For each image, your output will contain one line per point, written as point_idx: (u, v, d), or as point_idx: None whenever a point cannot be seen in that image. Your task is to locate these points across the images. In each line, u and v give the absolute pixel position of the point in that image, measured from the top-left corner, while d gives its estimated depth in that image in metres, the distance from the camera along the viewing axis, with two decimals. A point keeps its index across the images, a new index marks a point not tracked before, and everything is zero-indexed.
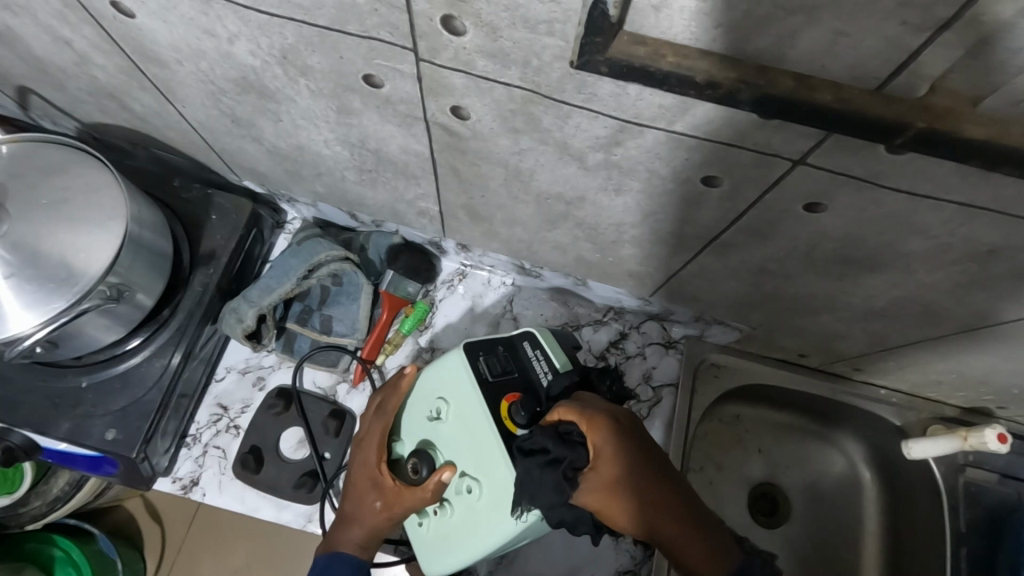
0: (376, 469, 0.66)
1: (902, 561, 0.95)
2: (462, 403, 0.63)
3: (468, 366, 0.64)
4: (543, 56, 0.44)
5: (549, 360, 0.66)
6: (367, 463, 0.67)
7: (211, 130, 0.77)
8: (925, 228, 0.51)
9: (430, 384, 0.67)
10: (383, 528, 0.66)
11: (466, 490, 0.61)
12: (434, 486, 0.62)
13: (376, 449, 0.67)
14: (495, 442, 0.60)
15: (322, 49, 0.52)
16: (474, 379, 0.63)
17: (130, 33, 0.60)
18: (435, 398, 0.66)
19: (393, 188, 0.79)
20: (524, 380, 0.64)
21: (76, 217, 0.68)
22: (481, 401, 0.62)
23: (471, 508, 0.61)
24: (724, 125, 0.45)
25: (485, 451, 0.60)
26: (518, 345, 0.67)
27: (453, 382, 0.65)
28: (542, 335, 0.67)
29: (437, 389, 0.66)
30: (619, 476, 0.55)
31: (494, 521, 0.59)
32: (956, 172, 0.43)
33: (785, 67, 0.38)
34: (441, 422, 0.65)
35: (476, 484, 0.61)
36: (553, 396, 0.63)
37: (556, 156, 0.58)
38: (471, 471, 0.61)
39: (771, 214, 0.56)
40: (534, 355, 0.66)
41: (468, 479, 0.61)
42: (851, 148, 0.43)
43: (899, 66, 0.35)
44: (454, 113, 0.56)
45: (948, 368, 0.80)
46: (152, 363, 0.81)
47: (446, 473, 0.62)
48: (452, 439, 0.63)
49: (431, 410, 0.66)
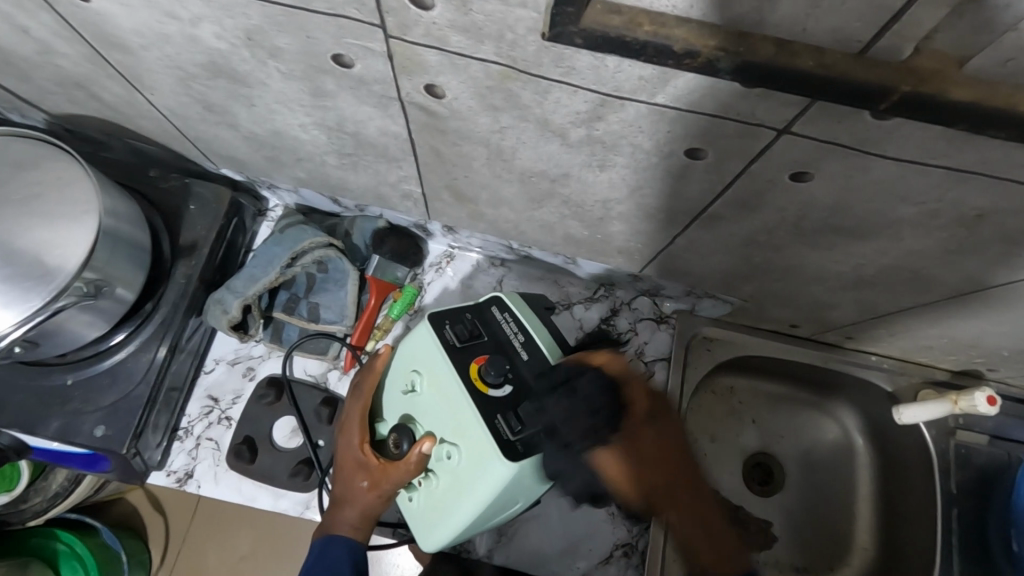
0: (360, 449, 0.66)
1: (893, 522, 0.96)
2: (435, 372, 0.63)
3: (435, 336, 0.63)
4: (517, 29, 0.42)
5: (520, 323, 0.65)
6: (351, 443, 0.67)
7: (183, 117, 0.74)
8: (913, 195, 0.50)
9: (401, 358, 0.67)
10: (375, 506, 0.66)
11: (446, 456, 0.61)
12: (417, 458, 0.62)
13: (358, 429, 0.67)
14: (468, 405, 0.60)
15: (289, 29, 0.50)
16: (442, 346, 0.63)
17: (88, 19, 0.57)
18: (408, 370, 0.66)
19: (374, 171, 0.77)
20: (495, 344, 0.64)
21: (47, 214, 0.67)
22: (451, 367, 0.62)
23: (454, 473, 0.61)
24: (706, 95, 0.44)
25: (460, 417, 0.60)
26: (487, 310, 0.66)
27: (423, 353, 0.64)
28: (511, 299, 0.67)
29: (409, 362, 0.66)
30: (645, 442, 0.60)
31: (476, 483, 0.59)
32: (943, 137, 0.42)
33: (765, 33, 0.36)
34: (417, 394, 0.65)
35: (455, 450, 0.61)
36: (524, 356, 0.63)
37: (539, 133, 0.56)
38: (448, 437, 0.61)
39: (758, 185, 0.55)
40: (503, 319, 0.65)
41: (448, 446, 0.61)
42: (838, 114, 0.42)
43: (883, 27, 0.34)
44: (431, 91, 0.54)
45: (938, 333, 0.81)
46: (138, 358, 0.80)
47: (427, 445, 0.61)
48: (430, 409, 0.63)
49: (406, 384, 0.66)
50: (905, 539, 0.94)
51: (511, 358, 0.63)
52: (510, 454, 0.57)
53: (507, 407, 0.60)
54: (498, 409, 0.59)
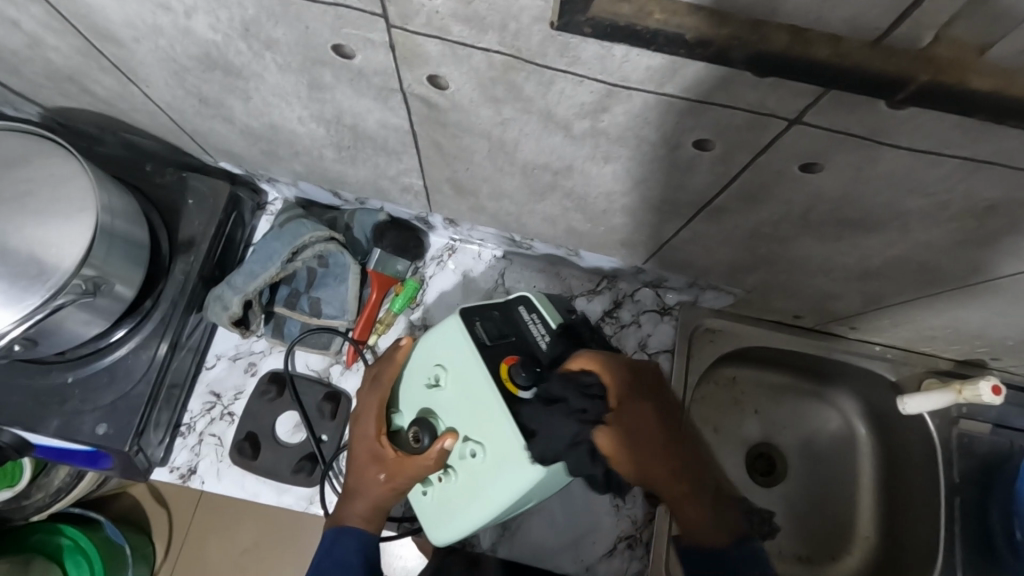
0: (376, 441, 0.66)
1: (895, 511, 0.96)
2: (463, 368, 0.62)
3: (467, 332, 0.63)
4: (521, 19, 0.41)
5: (546, 325, 0.65)
6: (367, 435, 0.67)
7: (179, 111, 0.73)
8: (924, 186, 0.49)
9: (426, 352, 0.66)
10: (390, 499, 0.66)
11: (469, 454, 0.60)
12: (437, 454, 0.61)
13: (375, 422, 0.67)
14: (499, 403, 0.59)
15: (287, 20, 0.49)
16: (473, 343, 0.62)
17: (80, 11, 0.56)
18: (433, 364, 0.65)
19: (374, 165, 0.76)
20: (523, 343, 0.63)
21: (43, 211, 0.66)
22: (482, 364, 0.61)
23: (476, 471, 0.60)
24: (716, 85, 0.43)
25: (487, 414, 0.59)
26: (515, 309, 0.66)
27: (451, 349, 0.63)
28: (538, 300, 0.67)
29: (435, 356, 0.65)
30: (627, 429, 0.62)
31: (501, 483, 0.58)
32: (959, 127, 0.41)
33: (780, 21, 0.35)
34: (441, 388, 0.64)
35: (479, 448, 0.59)
36: (552, 359, 0.63)
37: (542, 125, 0.55)
38: (473, 435, 0.60)
39: (765, 177, 0.54)
40: (530, 319, 0.65)
41: (471, 444, 0.60)
42: (852, 104, 0.41)
43: (901, 14, 0.33)
44: (431, 83, 0.53)
45: (943, 323, 0.80)
46: (138, 355, 0.79)
47: (449, 441, 0.61)
48: (453, 404, 0.62)
49: (430, 378, 0.65)
50: (906, 527, 0.94)
51: (539, 360, 0.62)
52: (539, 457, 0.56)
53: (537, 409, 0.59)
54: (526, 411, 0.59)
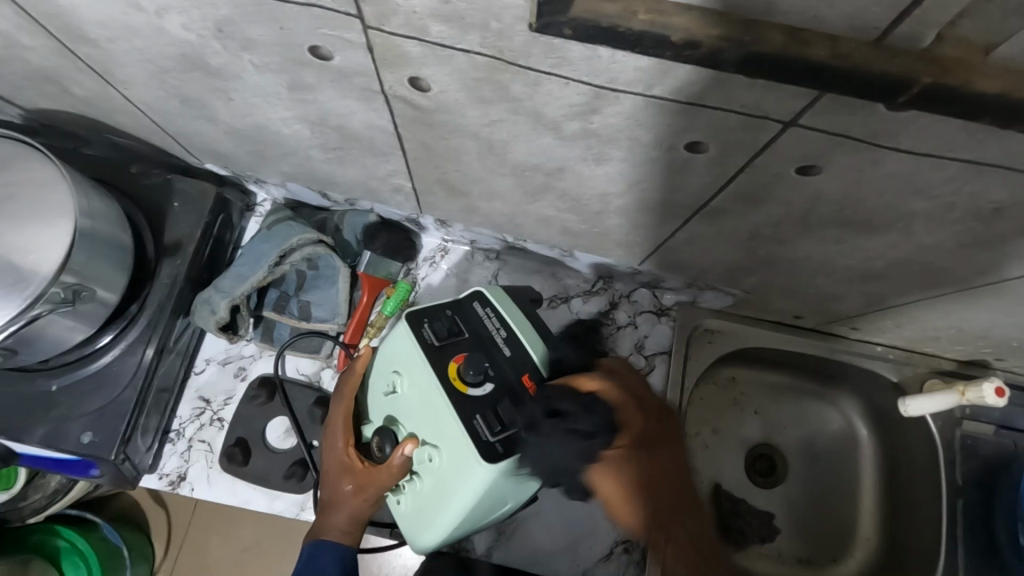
0: (344, 452, 0.65)
1: (897, 513, 0.95)
2: (414, 373, 0.60)
3: (413, 335, 0.61)
4: (503, 18, 0.39)
5: (502, 317, 0.64)
6: (334, 447, 0.66)
7: (161, 112, 0.71)
8: (928, 187, 0.47)
9: (384, 360, 0.65)
10: (362, 510, 0.65)
11: (428, 458, 0.59)
12: (400, 461, 0.60)
13: (342, 432, 0.66)
14: (445, 405, 0.57)
15: (261, 20, 0.47)
16: (419, 346, 0.61)
17: (50, 11, 0.54)
18: (390, 371, 0.64)
19: (362, 166, 0.74)
20: (475, 340, 0.62)
21: (21, 218, 0.64)
22: (428, 366, 0.59)
23: (437, 476, 0.59)
24: (708, 86, 0.41)
25: (438, 418, 0.58)
26: (468, 306, 0.64)
27: (403, 354, 0.62)
28: (493, 294, 0.65)
29: (390, 363, 0.64)
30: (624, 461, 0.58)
31: (460, 487, 0.56)
32: (963, 129, 0.39)
33: (773, 20, 0.33)
34: (398, 394, 0.63)
35: (435, 452, 0.58)
36: (505, 352, 0.61)
37: (530, 126, 0.53)
38: (430, 439, 0.59)
39: (763, 178, 0.52)
40: (485, 314, 0.64)
41: (428, 448, 0.59)
42: (850, 106, 0.39)
43: (903, 12, 0.31)
44: (415, 84, 0.51)
45: (946, 323, 0.78)
46: (124, 361, 0.78)
47: (409, 447, 0.60)
48: (410, 409, 0.61)
49: (388, 386, 0.64)
50: (907, 530, 0.92)
51: (490, 354, 0.61)
52: (488, 456, 0.55)
53: (489, 408, 0.57)
54: (478, 410, 0.57)
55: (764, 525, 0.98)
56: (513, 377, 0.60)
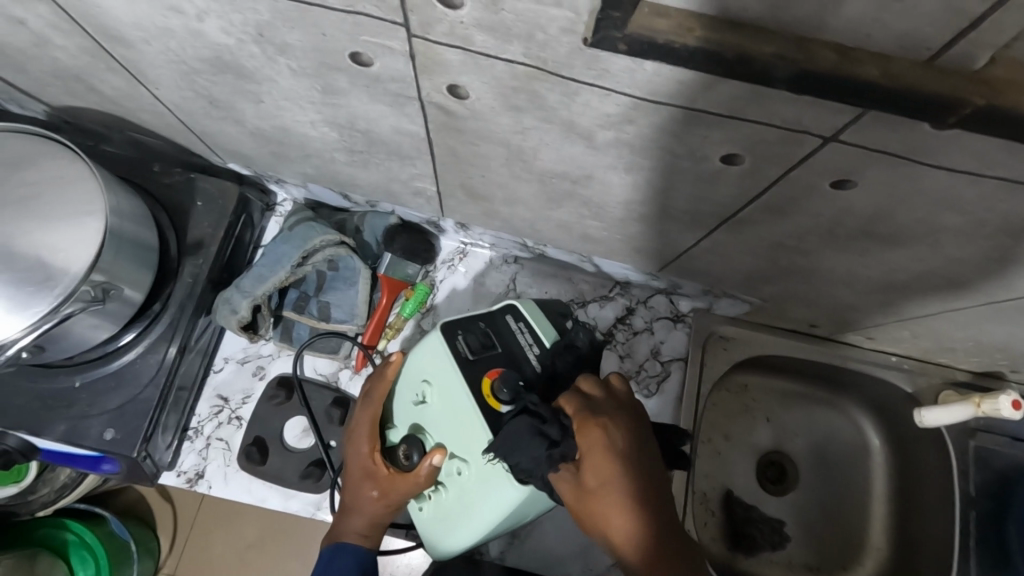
0: (369, 457, 0.65)
1: (908, 524, 0.95)
2: (445, 385, 0.60)
3: (447, 347, 0.60)
4: (549, 30, 0.39)
5: (534, 333, 0.63)
6: (359, 450, 0.66)
7: (188, 112, 0.72)
8: (960, 203, 0.48)
9: (412, 368, 0.64)
10: (384, 514, 0.65)
11: (456, 472, 0.59)
12: (427, 470, 0.60)
13: (368, 437, 0.66)
14: (476, 421, 0.56)
15: (302, 25, 0.47)
16: (453, 359, 0.59)
17: (88, 12, 0.54)
18: (419, 380, 0.63)
19: (386, 169, 0.74)
20: (508, 355, 0.61)
21: (52, 215, 0.64)
22: (461, 380, 0.58)
23: (464, 488, 0.59)
24: (751, 100, 0.41)
25: (469, 433, 0.57)
26: (501, 319, 0.64)
27: (434, 364, 0.61)
28: (526, 308, 0.65)
29: (420, 371, 0.63)
30: (613, 481, 0.51)
31: (487, 503, 0.57)
32: (1004, 148, 0.39)
33: (825, 38, 0.34)
34: (427, 404, 0.62)
35: (464, 466, 0.58)
36: (539, 371, 0.61)
37: (563, 135, 0.53)
38: (457, 452, 0.59)
39: (794, 190, 0.52)
40: (518, 329, 0.64)
41: (457, 461, 0.59)
42: (891, 123, 0.39)
43: (957, 34, 0.31)
44: (451, 91, 0.52)
45: (964, 335, 0.78)
46: (146, 359, 0.78)
47: (437, 457, 0.60)
48: (439, 420, 0.61)
49: (416, 394, 0.63)
50: (919, 541, 0.93)
51: (523, 371, 0.60)
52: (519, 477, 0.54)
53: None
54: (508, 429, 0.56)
55: (775, 532, 0.98)
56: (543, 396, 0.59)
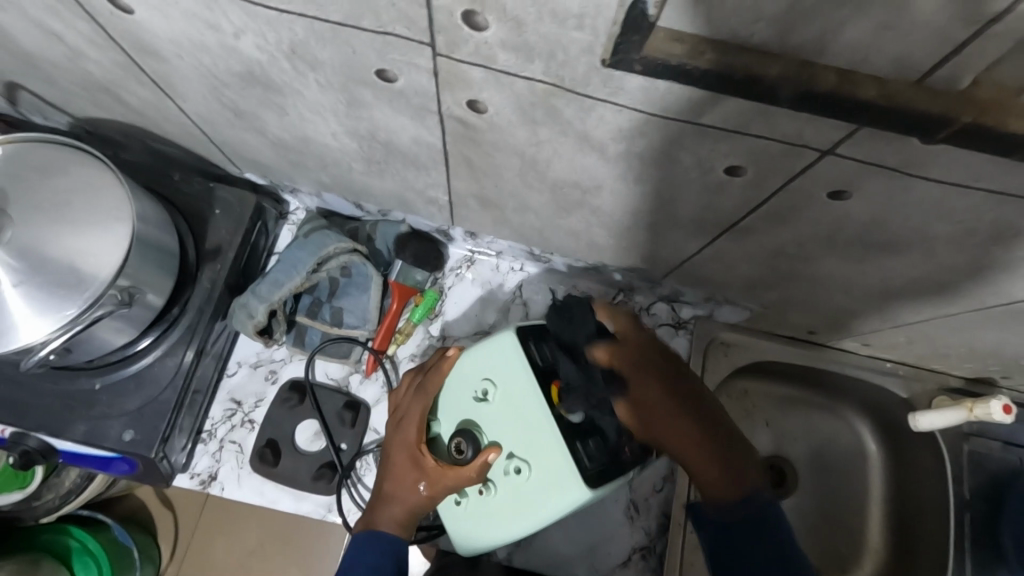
0: (417, 448, 0.66)
1: (905, 527, 0.97)
2: (515, 389, 0.64)
3: (522, 353, 0.64)
4: (569, 50, 0.42)
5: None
6: (407, 441, 0.67)
7: (212, 123, 0.75)
8: (951, 214, 0.51)
9: (474, 364, 0.67)
10: (424, 508, 0.67)
11: (513, 471, 0.63)
12: (479, 468, 0.62)
13: (416, 429, 0.67)
14: (553, 435, 0.62)
15: (335, 43, 0.50)
16: (529, 366, 0.64)
17: (126, 29, 0.57)
18: (481, 377, 0.66)
19: (402, 178, 0.77)
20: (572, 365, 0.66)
21: (80, 221, 0.67)
22: (536, 387, 0.63)
23: (519, 489, 0.63)
24: (755, 117, 0.44)
25: (540, 437, 0.62)
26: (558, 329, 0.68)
27: (504, 366, 0.65)
28: None
29: (484, 369, 0.66)
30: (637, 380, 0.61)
31: (548, 503, 0.62)
32: (989, 162, 0.42)
33: (826, 61, 0.37)
34: (487, 403, 0.65)
35: (526, 466, 0.63)
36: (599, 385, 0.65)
37: (576, 147, 0.57)
38: (519, 453, 0.63)
39: (795, 200, 0.55)
40: None
41: (517, 460, 0.63)
42: (885, 139, 0.43)
43: (944, 58, 0.34)
44: (470, 106, 0.55)
45: (956, 341, 0.81)
46: (165, 361, 0.80)
47: (492, 455, 0.62)
48: (499, 421, 0.64)
49: (476, 391, 0.66)
50: (917, 542, 0.95)
51: None
52: (589, 483, 0.60)
53: (585, 434, 0.62)
54: (576, 435, 0.62)
55: None
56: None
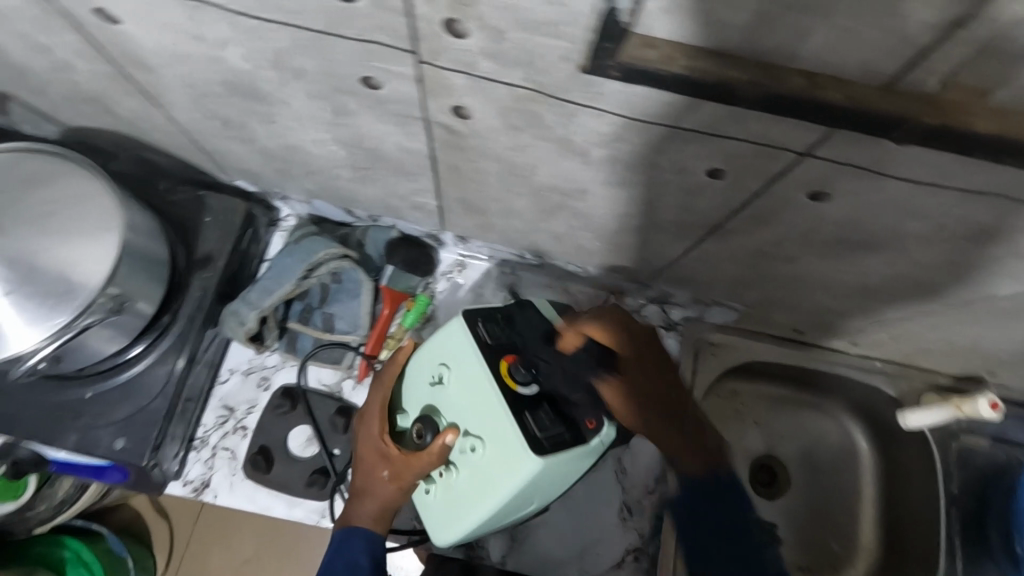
0: (380, 439, 0.67)
1: (896, 525, 0.98)
2: (466, 369, 0.64)
3: (470, 333, 0.65)
4: (548, 57, 0.43)
5: (548, 324, 0.67)
6: (370, 432, 0.68)
7: (200, 131, 0.75)
8: (928, 213, 0.52)
9: (430, 351, 0.68)
10: (396, 499, 0.67)
11: (470, 449, 0.62)
12: (439, 450, 0.62)
13: (379, 420, 0.68)
14: (502, 408, 0.60)
15: (319, 53, 0.51)
16: (475, 343, 0.64)
17: (112, 40, 0.58)
18: (437, 363, 0.67)
19: (390, 185, 0.78)
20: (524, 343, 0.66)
21: (70, 231, 0.67)
22: (483, 363, 0.63)
23: (479, 467, 0.61)
24: (731, 121, 0.45)
25: (490, 412, 0.61)
26: (515, 312, 0.68)
27: (455, 349, 0.65)
28: (541, 306, 0.70)
29: (439, 355, 0.66)
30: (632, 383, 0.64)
31: (505, 477, 0.59)
32: (960, 161, 0.43)
33: (795, 66, 0.38)
34: (444, 386, 0.65)
35: (480, 443, 0.61)
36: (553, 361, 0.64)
37: (559, 152, 0.57)
38: (474, 430, 0.62)
39: (775, 202, 0.56)
40: (533, 321, 0.67)
41: (472, 438, 0.62)
42: (858, 141, 0.43)
43: (909, 62, 0.35)
44: (454, 112, 0.55)
45: (941, 339, 0.82)
46: (156, 370, 0.81)
47: (450, 436, 0.62)
48: (456, 402, 0.64)
49: (433, 376, 0.66)
50: (908, 539, 0.95)
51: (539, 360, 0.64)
52: (537, 449, 0.59)
53: (536, 406, 0.61)
54: (526, 407, 0.61)
55: None
56: (561, 379, 0.63)
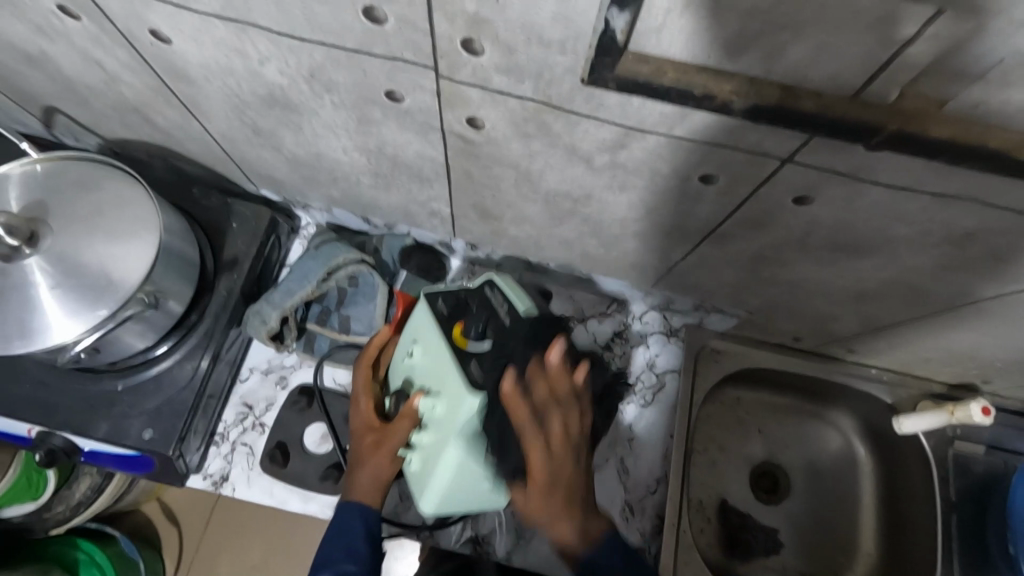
0: (367, 412, 0.75)
1: (896, 530, 0.99)
2: (426, 338, 0.70)
3: (427, 306, 0.71)
4: (555, 71, 0.48)
5: (507, 297, 0.70)
6: (359, 406, 0.76)
7: (233, 141, 0.81)
8: (906, 216, 0.56)
9: (405, 332, 0.76)
10: (383, 470, 0.71)
11: (432, 407, 0.68)
12: (412, 412, 0.69)
13: (365, 396, 0.76)
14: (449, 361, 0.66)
15: (350, 67, 0.56)
16: (431, 314, 0.70)
17: (162, 56, 0.64)
18: (409, 341, 0.74)
19: (407, 191, 0.83)
20: (484, 311, 0.69)
21: (113, 230, 0.73)
22: (437, 330, 0.68)
23: (439, 421, 0.67)
24: (720, 129, 0.50)
25: (442, 368, 0.67)
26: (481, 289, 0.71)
27: (419, 324, 0.72)
28: (502, 279, 0.71)
29: (411, 334, 0.74)
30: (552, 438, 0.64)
31: (455, 425, 0.64)
32: (928, 166, 0.48)
33: (772, 78, 0.43)
34: (414, 359, 0.73)
35: (438, 399, 0.67)
36: (508, 326, 0.68)
37: (565, 158, 0.62)
38: (434, 389, 0.68)
39: (765, 206, 0.61)
40: (494, 295, 0.70)
41: (433, 397, 0.68)
42: (833, 148, 0.48)
43: (872, 74, 0.40)
44: (470, 122, 0.61)
45: (933, 345, 0.86)
46: (182, 366, 0.85)
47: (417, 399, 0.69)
48: (423, 370, 0.71)
49: (406, 353, 0.74)
50: (905, 543, 0.97)
51: (495, 325, 0.68)
52: (478, 390, 0.63)
53: (481, 356, 0.65)
54: (474, 359, 0.65)
55: (770, 539, 1.03)
56: (509, 340, 0.67)
